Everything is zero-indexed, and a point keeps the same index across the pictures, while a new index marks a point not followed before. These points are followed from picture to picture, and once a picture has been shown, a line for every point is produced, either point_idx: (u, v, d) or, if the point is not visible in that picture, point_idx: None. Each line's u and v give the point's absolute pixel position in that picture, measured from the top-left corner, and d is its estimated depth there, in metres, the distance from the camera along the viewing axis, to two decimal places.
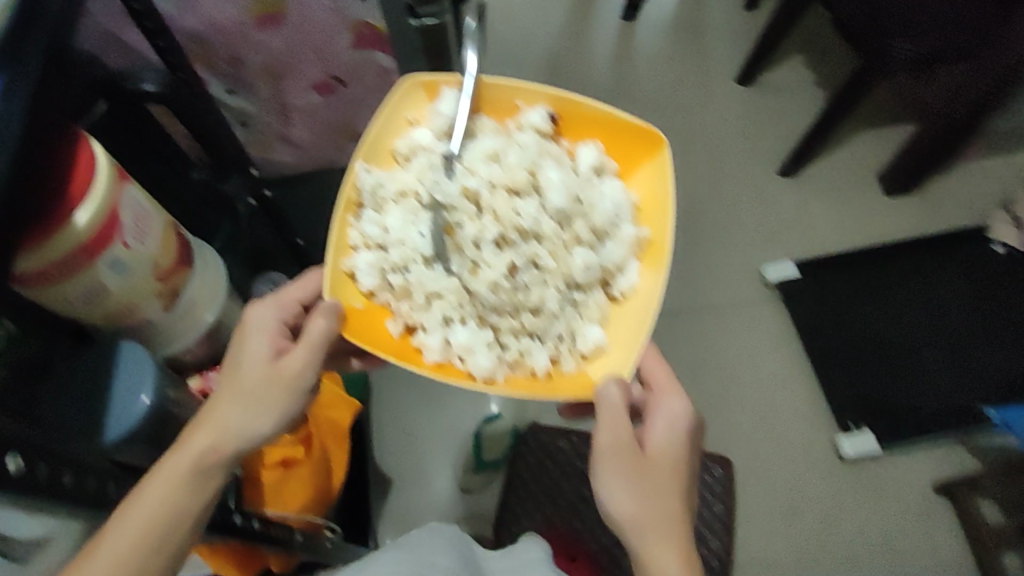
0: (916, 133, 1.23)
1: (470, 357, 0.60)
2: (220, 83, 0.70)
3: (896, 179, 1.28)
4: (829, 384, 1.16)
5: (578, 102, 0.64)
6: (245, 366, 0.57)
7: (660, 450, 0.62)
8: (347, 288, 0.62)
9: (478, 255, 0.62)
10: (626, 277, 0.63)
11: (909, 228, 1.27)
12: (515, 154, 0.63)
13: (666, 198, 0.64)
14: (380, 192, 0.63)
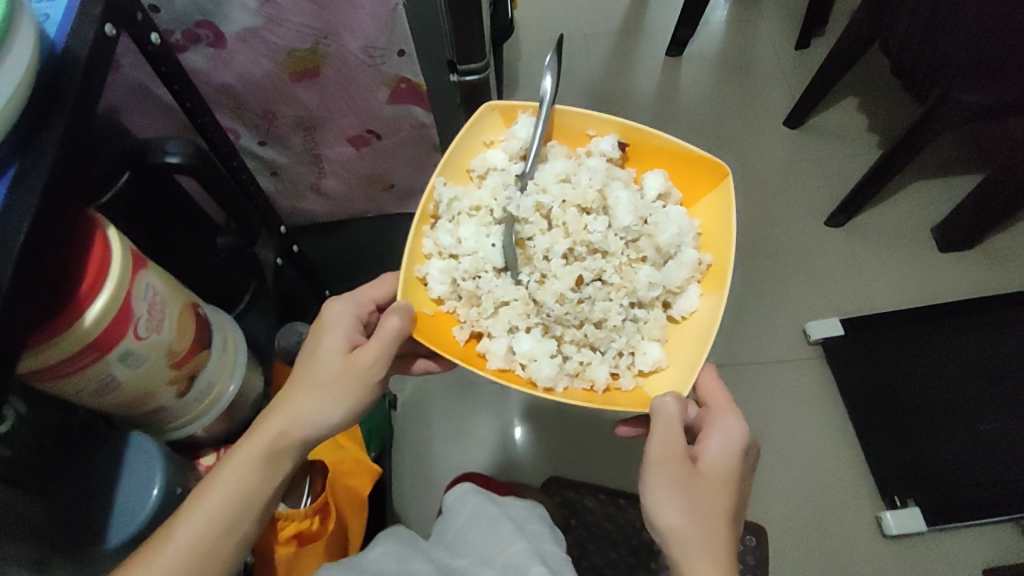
0: (980, 188, 1.14)
1: (534, 365, 0.59)
2: (251, 134, 0.68)
3: (952, 236, 1.21)
4: (873, 454, 1.11)
5: (646, 132, 0.65)
6: (319, 360, 0.59)
7: (715, 467, 0.60)
8: (418, 293, 0.63)
9: (546, 267, 0.62)
10: (686, 299, 0.62)
11: (963, 287, 1.21)
12: (586, 173, 0.63)
13: (728, 223, 0.63)
14: (454, 204, 0.64)
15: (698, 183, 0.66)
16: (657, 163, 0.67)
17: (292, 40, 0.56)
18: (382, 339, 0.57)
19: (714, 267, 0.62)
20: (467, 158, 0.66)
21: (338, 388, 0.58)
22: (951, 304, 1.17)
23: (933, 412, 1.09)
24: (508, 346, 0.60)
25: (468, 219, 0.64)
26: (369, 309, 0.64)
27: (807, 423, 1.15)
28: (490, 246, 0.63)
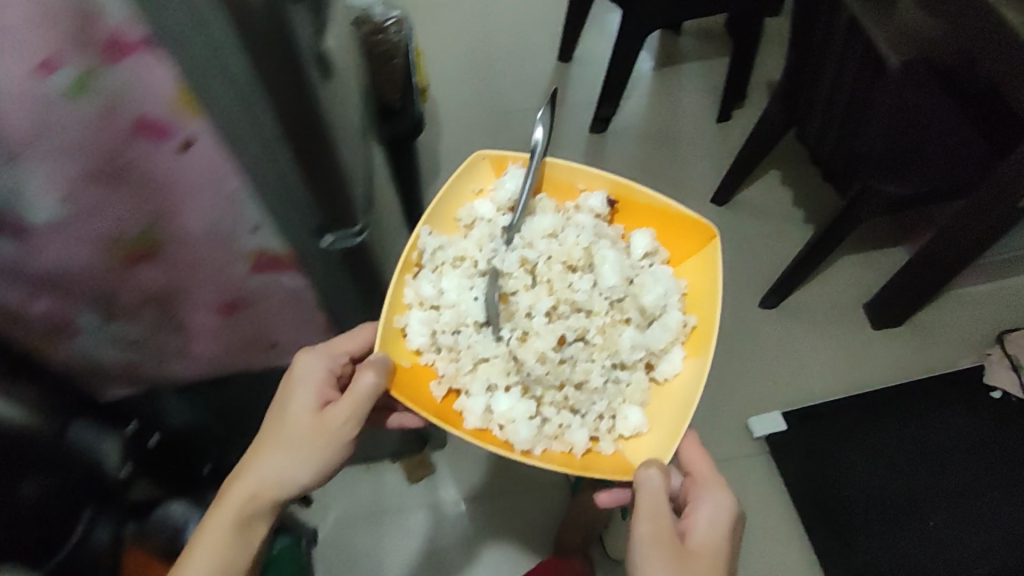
0: (906, 265, 1.11)
1: (511, 426, 0.59)
2: (91, 315, 0.59)
3: (883, 310, 1.18)
4: (830, 559, 1.04)
5: (635, 190, 0.67)
6: (288, 417, 0.61)
7: (702, 543, 0.61)
8: (399, 346, 0.63)
9: (529, 323, 0.64)
10: (669, 361, 0.63)
11: (900, 367, 1.17)
12: (575, 232, 0.66)
13: (713, 286, 0.65)
14: (438, 255, 0.66)
15: (685, 244, 0.68)
16: (646, 224, 0.69)
17: (129, 216, 0.49)
18: (354, 394, 0.58)
19: (697, 329, 0.64)
20: (454, 208, 0.69)
21: (310, 447, 0.60)
22: (911, 384, 1.14)
23: (881, 509, 1.06)
24: (485, 406, 0.61)
25: (452, 271, 0.66)
26: (340, 362, 0.65)
27: (765, 520, 1.07)
28: (472, 300, 0.65)
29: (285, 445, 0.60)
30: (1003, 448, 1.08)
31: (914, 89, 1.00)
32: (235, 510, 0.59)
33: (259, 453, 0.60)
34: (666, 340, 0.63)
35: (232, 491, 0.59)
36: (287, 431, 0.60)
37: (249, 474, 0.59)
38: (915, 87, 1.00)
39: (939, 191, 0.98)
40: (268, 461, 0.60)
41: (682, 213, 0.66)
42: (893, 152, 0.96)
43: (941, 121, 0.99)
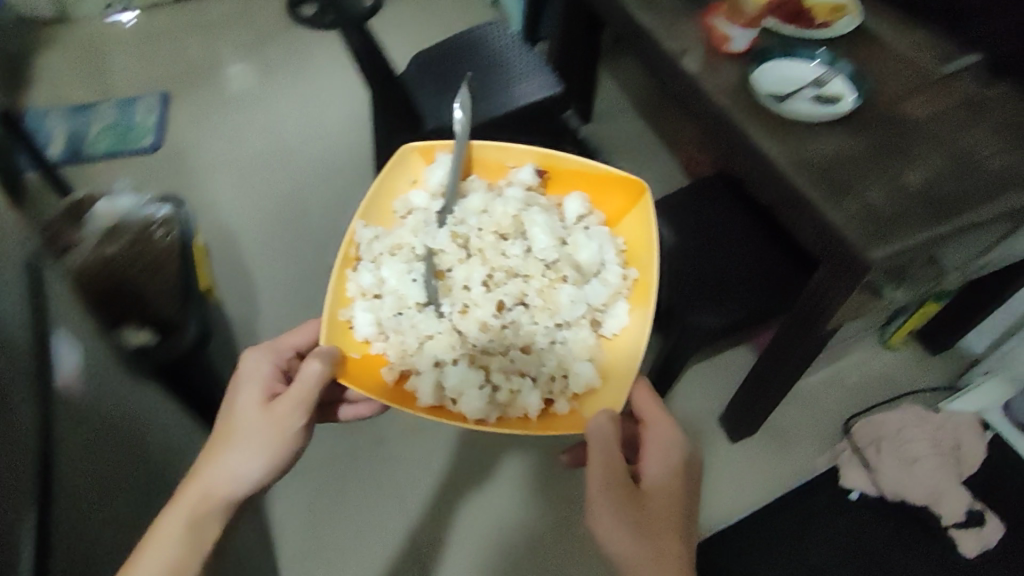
0: (747, 386, 1.15)
1: (462, 398, 0.78)
2: None
3: (735, 426, 1.22)
4: None
5: (556, 158, 0.88)
6: (240, 413, 0.76)
7: (653, 483, 0.73)
8: (347, 339, 0.81)
9: (466, 296, 0.84)
10: (611, 318, 0.83)
11: (761, 478, 1.21)
12: (505, 207, 0.86)
13: (647, 243, 0.85)
14: (374, 247, 0.84)
15: (615, 198, 0.89)
16: (577, 182, 0.90)
17: None
18: (302, 382, 0.74)
19: (640, 283, 0.84)
20: (392, 199, 0.90)
21: (261, 434, 0.74)
22: (766, 504, 1.16)
23: None
24: (436, 383, 0.79)
25: (393, 260, 0.84)
26: (284, 360, 0.83)
27: None
28: (413, 283, 0.84)
29: (239, 437, 0.74)
30: (868, 548, 1.12)
31: (722, 214, 1.15)
32: (190, 506, 0.71)
33: (218, 451, 0.74)
34: (608, 296, 0.83)
35: (186, 494, 0.72)
36: (239, 424, 0.75)
37: (206, 473, 0.73)
38: (722, 217, 1.14)
39: (752, 318, 1.03)
40: (223, 456, 0.74)
41: (611, 172, 0.86)
42: (704, 287, 1.05)
43: (746, 251, 1.10)
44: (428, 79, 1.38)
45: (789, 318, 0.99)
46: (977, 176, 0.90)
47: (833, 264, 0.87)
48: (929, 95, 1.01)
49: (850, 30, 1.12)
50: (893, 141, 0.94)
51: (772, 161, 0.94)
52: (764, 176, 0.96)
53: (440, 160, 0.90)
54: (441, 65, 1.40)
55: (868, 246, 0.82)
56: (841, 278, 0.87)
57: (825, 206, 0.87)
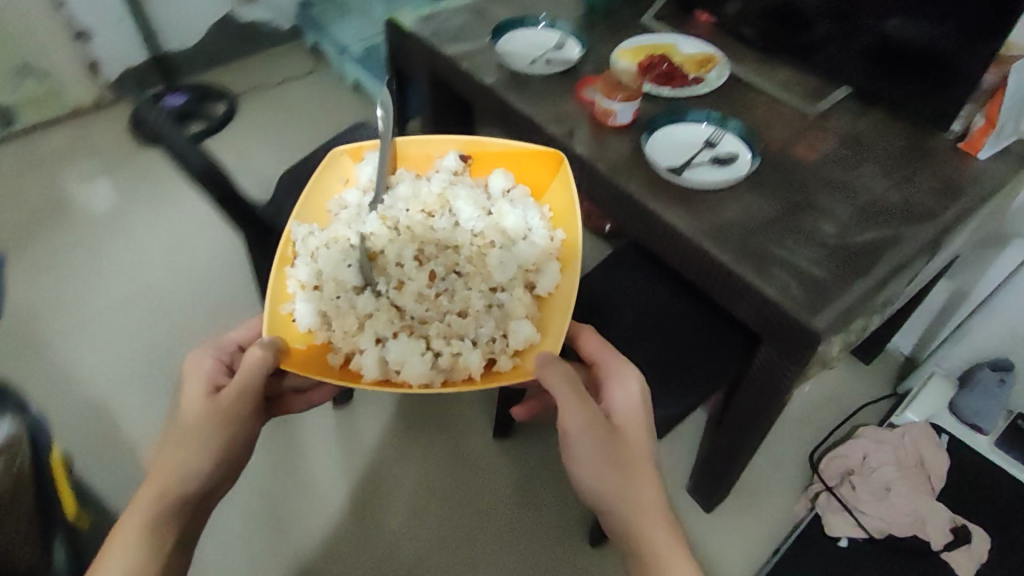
0: (710, 456, 1.10)
1: (405, 366, 0.73)
2: None
3: (703, 492, 1.17)
4: None
5: (479, 143, 0.92)
6: (185, 408, 0.75)
7: (623, 417, 0.75)
8: (290, 332, 0.78)
9: (400, 273, 0.82)
10: (546, 277, 0.81)
11: (746, 548, 1.15)
12: (432, 185, 0.88)
13: (569, 205, 0.87)
14: (311, 242, 0.83)
15: (540, 173, 0.92)
16: (501, 163, 0.93)
17: None
18: (246, 371, 0.73)
19: (567, 241, 0.84)
20: (326, 200, 0.90)
21: (206, 425, 0.74)
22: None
23: None
24: (380, 357, 0.74)
25: (330, 250, 0.83)
26: (226, 353, 0.82)
27: None
28: (349, 267, 0.81)
29: (185, 429, 0.74)
30: None
31: (644, 287, 1.10)
32: (144, 505, 0.70)
33: (168, 448, 0.74)
34: (538, 255, 0.83)
35: (141, 494, 0.71)
36: (183, 418, 0.74)
37: (157, 471, 0.72)
38: (644, 290, 1.09)
39: (704, 399, 0.98)
40: (172, 454, 0.73)
41: (529, 147, 0.90)
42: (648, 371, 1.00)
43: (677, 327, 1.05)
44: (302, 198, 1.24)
45: (745, 392, 0.93)
46: (887, 221, 0.89)
47: (778, 341, 0.84)
48: (813, 138, 1.02)
49: (721, 83, 1.11)
50: (799, 195, 0.93)
51: (693, 245, 0.89)
52: (687, 260, 0.91)
53: (370, 159, 0.92)
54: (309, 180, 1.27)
55: (819, 323, 0.79)
56: (793, 355, 0.83)
57: (762, 284, 0.83)
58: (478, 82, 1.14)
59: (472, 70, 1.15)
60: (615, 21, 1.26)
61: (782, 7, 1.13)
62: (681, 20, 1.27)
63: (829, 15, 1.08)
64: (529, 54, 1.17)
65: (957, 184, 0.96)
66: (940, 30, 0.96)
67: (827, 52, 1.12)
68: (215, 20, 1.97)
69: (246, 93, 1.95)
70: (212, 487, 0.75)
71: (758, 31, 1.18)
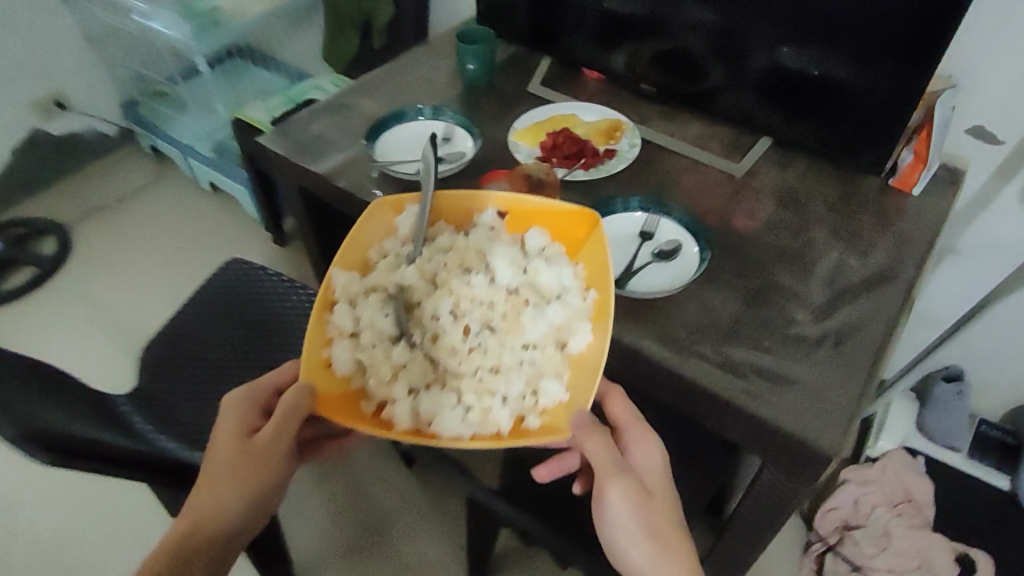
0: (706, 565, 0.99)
1: (437, 418, 0.63)
2: None
3: None
4: None
5: (523, 200, 0.76)
6: (222, 449, 0.65)
7: (651, 479, 0.70)
8: (325, 379, 0.65)
9: (436, 324, 0.70)
10: (579, 336, 0.68)
11: None
12: (469, 238, 0.74)
13: (606, 263, 0.71)
14: (353, 286, 0.70)
15: (575, 235, 0.76)
16: (539, 216, 0.77)
17: None
18: (282, 411, 0.62)
19: (601, 301, 0.71)
20: (365, 248, 0.74)
21: (242, 470, 0.64)
22: None
23: None
24: (410, 408, 0.64)
25: (369, 299, 0.69)
26: (265, 394, 0.70)
27: None
28: (385, 317, 0.69)
29: (220, 472, 0.64)
30: None
31: None
32: (169, 553, 0.61)
33: (200, 491, 0.64)
34: (571, 318, 0.70)
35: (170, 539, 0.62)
36: (219, 460, 0.64)
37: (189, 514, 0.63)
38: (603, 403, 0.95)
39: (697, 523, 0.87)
40: (203, 499, 0.64)
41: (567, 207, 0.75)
42: None
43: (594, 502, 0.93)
44: (175, 383, 1.00)
45: (740, 512, 0.85)
46: (855, 297, 0.83)
47: (784, 466, 0.75)
48: (750, 204, 0.95)
49: (636, 152, 1.01)
50: (756, 283, 0.86)
51: (669, 370, 0.78)
52: (661, 386, 0.80)
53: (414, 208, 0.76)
54: (172, 361, 1.02)
55: (833, 442, 0.70)
56: (800, 476, 0.74)
57: (756, 405, 0.74)
58: (364, 200, 0.96)
59: (355, 186, 0.98)
60: (500, 93, 1.12)
61: (683, 55, 1.03)
62: (570, 79, 1.16)
63: (723, 60, 1.00)
64: (422, 152, 1.01)
65: (904, 230, 0.91)
66: (849, 64, 0.90)
67: (734, 96, 1.03)
68: (17, 144, 1.66)
69: (78, 224, 1.68)
70: (243, 536, 0.65)
71: (655, 83, 1.09)
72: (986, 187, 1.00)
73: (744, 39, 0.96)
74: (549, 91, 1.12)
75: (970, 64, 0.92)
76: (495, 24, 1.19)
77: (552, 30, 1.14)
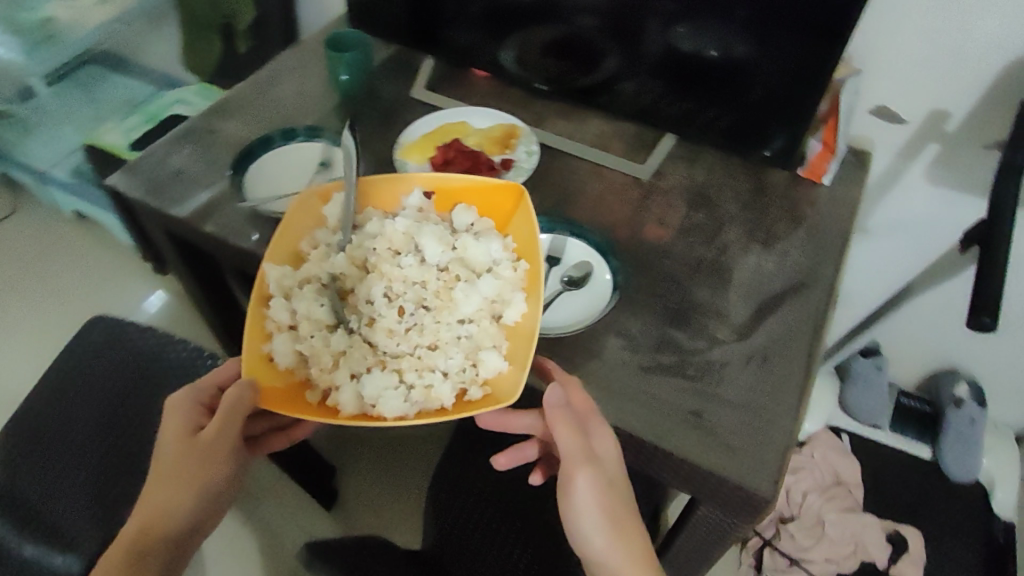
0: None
1: (380, 399, 0.61)
2: None
3: None
4: None
5: (447, 179, 0.75)
6: (168, 449, 0.63)
7: (609, 459, 0.68)
8: (267, 372, 0.64)
9: (371, 308, 0.69)
10: (512, 306, 0.68)
11: None
12: (397, 222, 0.72)
13: (533, 231, 0.72)
14: (286, 280, 0.68)
15: (501, 210, 0.76)
16: (465, 197, 0.77)
17: None
18: (225, 407, 0.62)
19: (530, 272, 0.70)
20: (295, 239, 0.73)
21: (190, 463, 0.62)
22: None
23: None
24: (354, 391, 0.62)
25: (302, 291, 0.68)
26: (206, 393, 0.68)
27: None
28: (321, 308, 0.67)
29: (166, 469, 0.62)
30: None
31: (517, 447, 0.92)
32: (122, 551, 0.59)
33: (148, 490, 0.62)
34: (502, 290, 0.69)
35: (122, 539, 0.60)
36: (164, 459, 0.63)
37: (139, 513, 0.61)
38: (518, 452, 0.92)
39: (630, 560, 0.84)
40: (151, 498, 0.62)
41: (492, 183, 0.75)
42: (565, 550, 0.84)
43: (509, 531, 0.85)
44: (31, 490, 0.84)
45: (678, 537, 0.82)
46: (777, 309, 0.79)
47: (722, 502, 0.71)
48: (660, 210, 0.89)
49: (535, 161, 0.92)
50: (674, 302, 0.80)
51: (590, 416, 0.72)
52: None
53: (339, 200, 0.75)
54: (26, 463, 0.86)
55: (766, 483, 0.67)
56: (738, 512, 0.71)
57: (686, 449, 0.69)
58: (239, 246, 0.85)
59: (225, 231, 0.86)
60: (382, 103, 1.02)
61: (575, 42, 0.94)
62: (457, 81, 1.06)
63: (616, 47, 0.92)
64: (299, 182, 0.90)
65: (819, 226, 0.87)
66: (748, 44, 0.83)
67: (634, 84, 0.95)
68: None
69: None
70: (203, 529, 0.63)
71: (549, 79, 1.00)
72: (892, 166, 0.97)
73: (637, 20, 0.88)
74: (436, 95, 1.02)
75: (873, 44, 0.88)
76: (369, 25, 1.07)
77: (433, 26, 1.03)
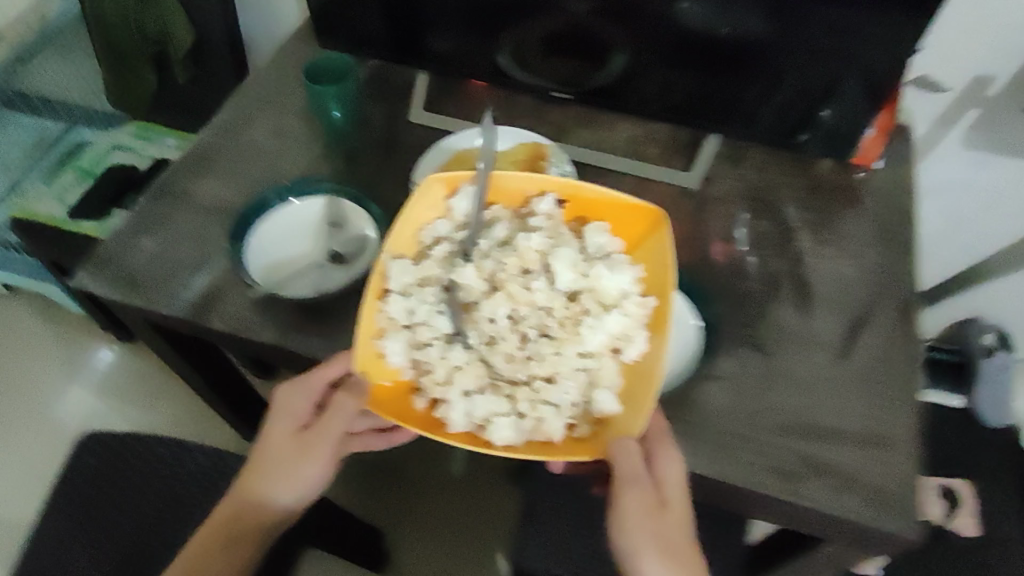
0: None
1: (492, 422, 0.60)
2: None
3: None
4: None
5: (584, 188, 0.67)
6: (277, 437, 0.68)
7: (675, 491, 0.63)
8: (379, 370, 0.64)
9: (492, 329, 0.65)
10: (637, 346, 0.63)
11: None
12: (531, 237, 0.66)
13: (670, 267, 0.64)
14: (407, 277, 0.66)
15: (636, 230, 0.68)
16: (602, 210, 0.69)
17: None
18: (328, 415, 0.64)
19: (660, 312, 0.64)
20: (415, 228, 0.68)
21: (290, 460, 0.67)
22: None
23: None
24: (466, 409, 0.61)
25: (422, 292, 0.66)
26: (318, 393, 0.68)
27: None
28: (440, 315, 0.65)
29: (270, 460, 0.68)
30: None
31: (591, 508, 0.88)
32: (230, 514, 0.69)
33: (256, 469, 0.69)
34: (627, 328, 0.64)
35: (234, 499, 0.69)
36: (272, 446, 0.68)
37: (247, 484, 0.69)
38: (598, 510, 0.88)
39: None
40: (257, 479, 0.68)
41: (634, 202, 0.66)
42: None
43: None
44: None
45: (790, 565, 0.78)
46: (869, 322, 0.75)
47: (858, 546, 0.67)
48: (716, 222, 0.82)
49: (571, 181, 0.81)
50: (762, 331, 0.74)
51: (713, 481, 0.66)
52: (704, 493, 0.69)
53: (467, 190, 0.68)
54: None
55: (914, 525, 0.63)
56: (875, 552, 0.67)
57: (820, 500, 0.64)
58: (261, 339, 0.72)
59: (241, 322, 0.74)
60: (380, 136, 0.89)
61: (585, 35, 0.83)
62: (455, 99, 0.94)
63: (637, 41, 0.81)
64: (312, 250, 0.76)
65: (882, 216, 0.82)
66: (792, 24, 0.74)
67: (659, 80, 0.85)
68: None
69: None
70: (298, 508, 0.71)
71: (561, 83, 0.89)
72: (930, 133, 0.93)
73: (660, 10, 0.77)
74: (439, 117, 0.90)
75: None
76: (343, 44, 0.93)
77: (420, 36, 0.90)
